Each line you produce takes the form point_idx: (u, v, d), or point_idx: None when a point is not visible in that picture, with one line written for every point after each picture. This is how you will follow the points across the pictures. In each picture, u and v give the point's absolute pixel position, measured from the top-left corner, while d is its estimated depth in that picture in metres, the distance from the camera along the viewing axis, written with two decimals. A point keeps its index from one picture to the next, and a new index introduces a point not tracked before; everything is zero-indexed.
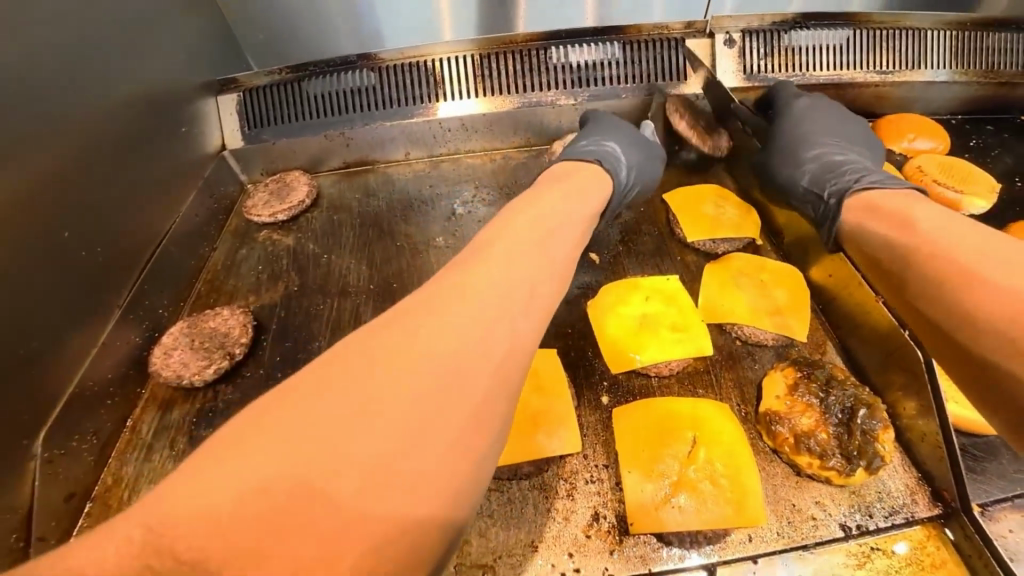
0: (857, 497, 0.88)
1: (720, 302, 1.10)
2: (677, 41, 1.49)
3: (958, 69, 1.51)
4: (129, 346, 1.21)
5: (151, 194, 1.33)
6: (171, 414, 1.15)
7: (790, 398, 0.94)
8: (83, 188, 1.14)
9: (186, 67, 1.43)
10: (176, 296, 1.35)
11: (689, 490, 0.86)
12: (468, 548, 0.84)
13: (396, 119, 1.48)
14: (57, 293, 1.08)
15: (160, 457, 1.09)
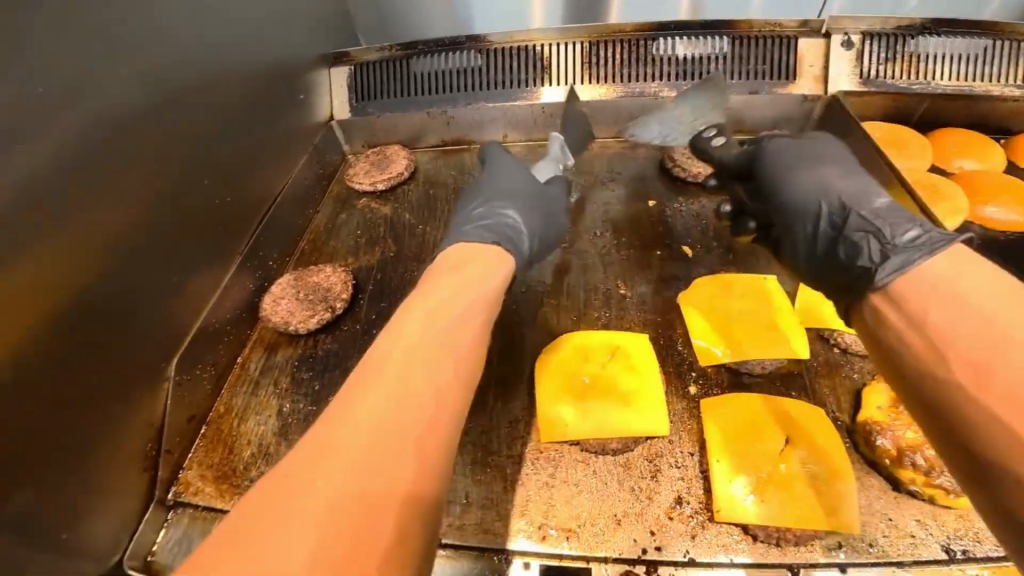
0: (963, 522, 0.83)
1: (821, 308, 1.09)
2: (790, 40, 1.44)
3: None
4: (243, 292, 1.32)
5: (271, 154, 1.44)
6: (276, 356, 1.24)
7: (893, 411, 0.92)
8: (218, 143, 1.26)
9: (307, 40, 1.54)
10: (282, 251, 1.45)
11: (778, 486, 0.85)
12: (552, 512, 0.87)
13: (501, 101, 1.54)
14: (192, 235, 1.19)
15: (266, 393, 1.18)
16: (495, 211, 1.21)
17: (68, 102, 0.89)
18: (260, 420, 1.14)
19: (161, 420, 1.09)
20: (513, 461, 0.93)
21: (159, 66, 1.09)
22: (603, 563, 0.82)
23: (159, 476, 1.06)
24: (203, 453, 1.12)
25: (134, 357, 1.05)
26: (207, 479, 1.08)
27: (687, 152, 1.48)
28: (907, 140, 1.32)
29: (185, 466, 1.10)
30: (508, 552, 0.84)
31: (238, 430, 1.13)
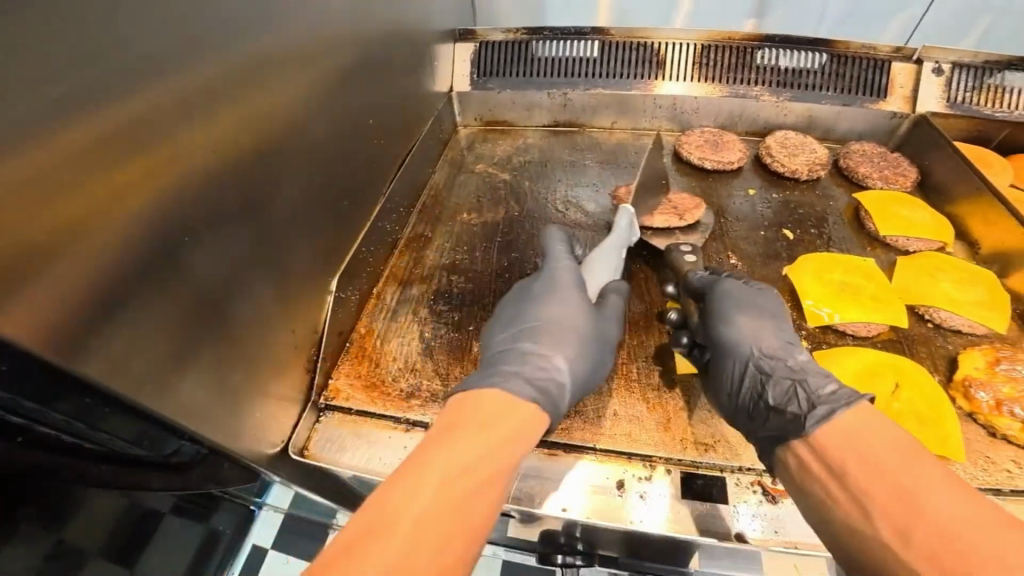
0: None
1: (918, 287, 1.22)
2: (886, 64, 1.58)
3: None
4: (383, 231, 1.40)
5: (407, 112, 1.53)
6: (411, 290, 1.32)
7: (990, 372, 1.04)
8: (374, 93, 1.35)
9: (442, 14, 1.64)
10: (409, 201, 1.53)
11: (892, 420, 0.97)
12: (692, 429, 1.00)
13: (616, 89, 1.67)
14: (350, 175, 1.28)
15: (404, 320, 1.27)
16: (543, 358, 0.89)
17: (289, 28, 0.98)
18: (403, 341, 1.22)
19: (322, 328, 1.17)
20: (649, 388, 1.06)
21: (344, 18, 1.17)
22: (737, 472, 0.95)
23: (315, 381, 1.12)
24: (349, 366, 1.19)
25: (308, 267, 1.12)
26: (354, 387, 1.15)
27: (782, 146, 1.60)
28: (993, 161, 1.49)
29: (333, 376, 1.17)
30: (653, 458, 0.97)
31: (381, 349, 1.22)
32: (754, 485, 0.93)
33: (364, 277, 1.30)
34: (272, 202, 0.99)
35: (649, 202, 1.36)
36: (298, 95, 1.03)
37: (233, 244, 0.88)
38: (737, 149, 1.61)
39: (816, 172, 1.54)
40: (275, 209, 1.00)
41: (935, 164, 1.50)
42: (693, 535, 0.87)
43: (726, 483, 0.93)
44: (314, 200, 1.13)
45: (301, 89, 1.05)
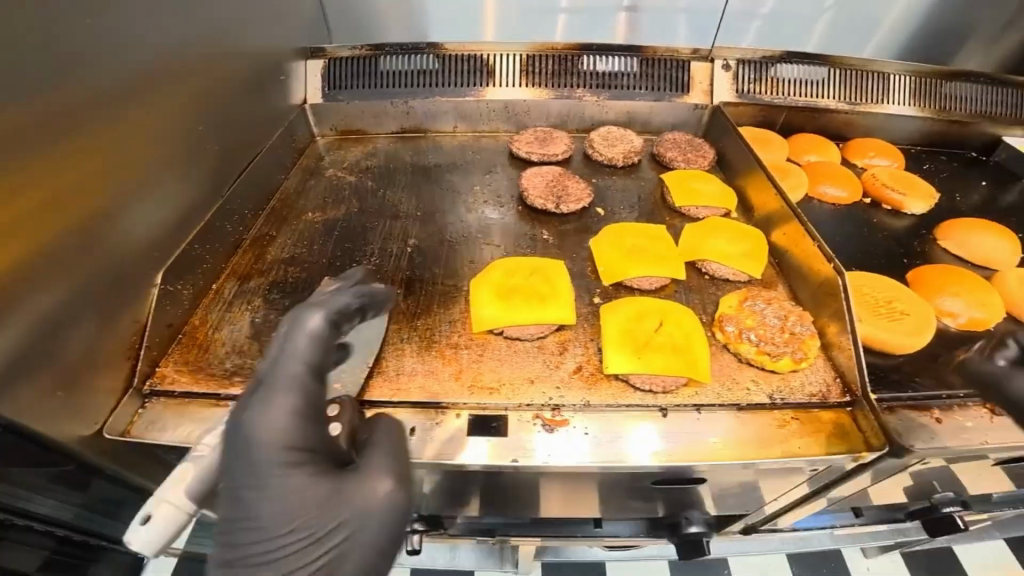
0: (784, 382, 1.12)
1: (698, 245, 1.37)
2: (685, 63, 1.81)
3: (915, 106, 1.91)
4: (223, 231, 1.35)
5: (255, 118, 1.53)
6: (248, 284, 1.29)
7: (740, 308, 1.22)
8: (222, 108, 1.37)
9: (288, 29, 1.67)
10: (256, 203, 1.49)
11: (650, 351, 1.09)
12: (479, 376, 1.10)
13: (452, 96, 1.80)
14: (186, 180, 1.24)
15: (241, 309, 1.23)
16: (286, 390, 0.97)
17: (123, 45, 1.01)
18: (235, 328, 1.20)
19: (147, 320, 1.09)
20: (451, 346, 1.16)
21: (183, 31, 1.20)
22: (518, 409, 1.05)
23: (139, 368, 1.05)
24: (178, 354, 1.13)
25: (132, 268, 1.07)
26: (184, 374, 1.10)
27: (604, 139, 1.72)
28: (772, 140, 1.80)
29: (160, 363, 1.10)
30: (443, 405, 1.06)
31: (212, 336, 1.18)
32: (533, 419, 1.04)
33: (202, 271, 1.25)
34: (96, 212, 0.96)
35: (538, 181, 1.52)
36: (131, 105, 1.03)
37: (48, 251, 0.86)
38: (564, 142, 1.71)
39: (632, 158, 1.69)
40: (103, 217, 0.98)
41: (728, 146, 1.73)
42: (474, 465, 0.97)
43: (509, 420, 1.04)
44: (143, 204, 1.09)
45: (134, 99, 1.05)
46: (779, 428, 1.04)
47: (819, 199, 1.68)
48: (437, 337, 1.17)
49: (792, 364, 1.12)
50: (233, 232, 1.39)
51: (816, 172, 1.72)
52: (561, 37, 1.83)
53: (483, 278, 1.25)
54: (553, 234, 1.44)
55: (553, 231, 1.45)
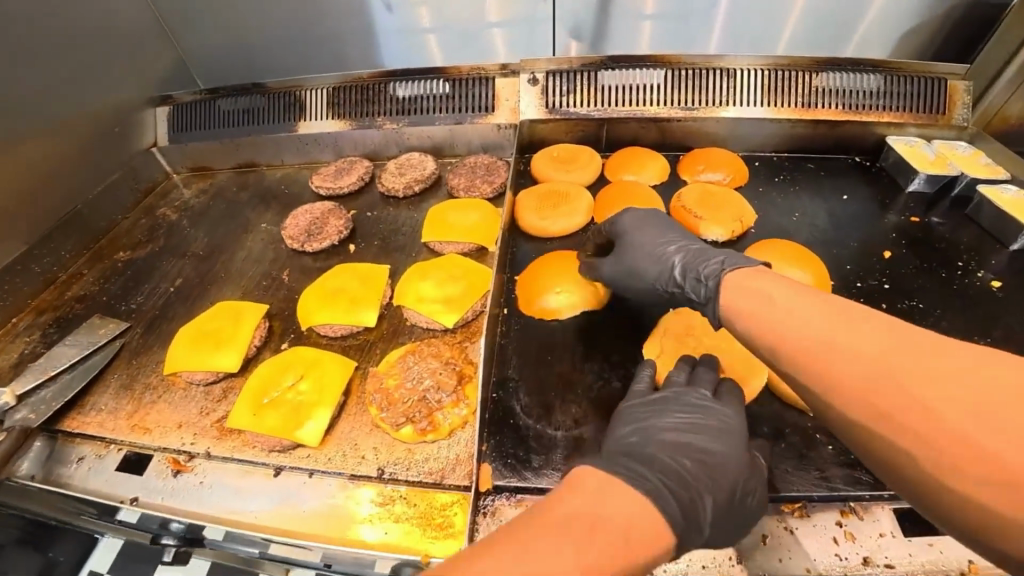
0: (407, 453, 1.05)
1: (406, 289, 1.32)
2: (489, 79, 1.74)
3: (770, 106, 1.68)
4: (30, 274, 1.58)
5: (84, 168, 1.73)
6: (39, 320, 1.53)
7: (394, 363, 1.16)
8: (36, 168, 1.58)
9: (130, 82, 1.85)
10: (79, 244, 1.71)
11: (271, 408, 1.13)
12: (145, 416, 1.24)
13: (266, 134, 1.87)
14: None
15: (21, 342, 1.47)
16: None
17: None
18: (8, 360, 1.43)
19: None
20: (143, 387, 1.30)
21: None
22: (161, 451, 1.17)
23: None
24: None
25: None
26: None
27: (397, 169, 1.74)
28: (582, 156, 1.67)
29: None
30: (108, 441, 1.21)
31: None
32: (167, 462, 1.14)
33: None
34: None
35: (301, 220, 1.58)
36: None
37: None
38: (358, 173, 1.75)
39: (412, 187, 1.68)
40: None
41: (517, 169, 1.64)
42: (97, 500, 1.10)
43: (152, 460, 1.16)
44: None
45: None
46: (376, 504, 1.00)
47: (610, 226, 1.50)
48: (136, 379, 1.32)
49: (416, 434, 1.05)
50: (47, 271, 1.62)
51: (615, 195, 1.54)
52: (371, 69, 1.80)
53: (191, 323, 1.36)
54: (295, 273, 1.49)
55: (294, 270, 1.50)
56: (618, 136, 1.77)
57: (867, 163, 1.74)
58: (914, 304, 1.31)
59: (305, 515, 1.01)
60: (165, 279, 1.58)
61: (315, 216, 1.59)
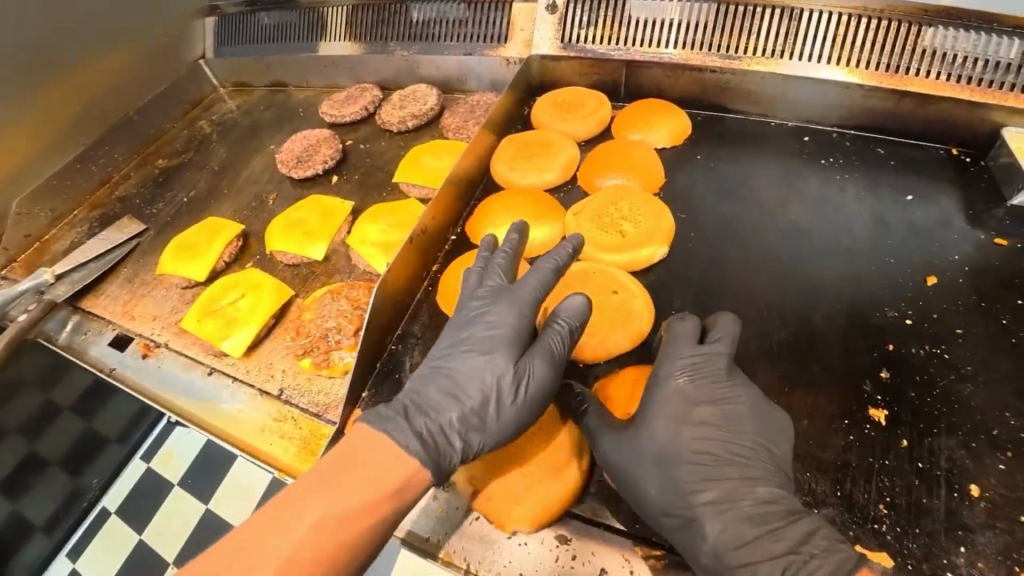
0: (306, 382, 1.11)
1: (359, 227, 1.29)
2: (505, 3, 1.52)
3: (839, 61, 1.31)
4: (89, 171, 1.83)
5: (133, 78, 1.90)
6: (94, 211, 1.79)
7: (317, 298, 1.18)
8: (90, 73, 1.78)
9: None
10: (130, 148, 1.92)
11: (212, 318, 1.23)
12: (133, 307, 1.42)
13: (291, 53, 1.87)
14: (48, 135, 1.72)
15: (76, 229, 1.75)
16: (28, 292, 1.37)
17: None
18: (64, 243, 1.71)
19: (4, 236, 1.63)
20: (141, 282, 1.48)
21: (25, 24, 1.61)
22: (139, 337, 1.35)
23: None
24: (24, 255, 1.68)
25: None
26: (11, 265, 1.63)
27: (399, 100, 1.63)
28: (585, 104, 1.45)
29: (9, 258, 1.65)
30: (107, 321, 1.41)
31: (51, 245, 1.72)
32: (140, 345, 1.32)
33: (62, 199, 1.76)
34: None
35: (295, 146, 1.60)
36: None
37: None
38: (363, 102, 1.68)
39: (406, 123, 1.57)
40: None
41: (513, 112, 1.49)
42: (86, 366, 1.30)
43: (131, 342, 1.34)
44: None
45: None
46: (271, 421, 1.08)
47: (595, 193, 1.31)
48: (139, 273, 1.50)
49: (313, 367, 1.10)
50: (106, 170, 1.87)
51: (608, 154, 1.33)
52: None
53: (183, 233, 1.49)
54: (279, 198, 1.55)
55: (280, 195, 1.55)
56: (641, 84, 1.51)
57: (964, 159, 1.34)
58: (937, 351, 1.02)
59: (218, 413, 1.12)
60: (184, 189, 1.73)
61: (309, 144, 1.59)
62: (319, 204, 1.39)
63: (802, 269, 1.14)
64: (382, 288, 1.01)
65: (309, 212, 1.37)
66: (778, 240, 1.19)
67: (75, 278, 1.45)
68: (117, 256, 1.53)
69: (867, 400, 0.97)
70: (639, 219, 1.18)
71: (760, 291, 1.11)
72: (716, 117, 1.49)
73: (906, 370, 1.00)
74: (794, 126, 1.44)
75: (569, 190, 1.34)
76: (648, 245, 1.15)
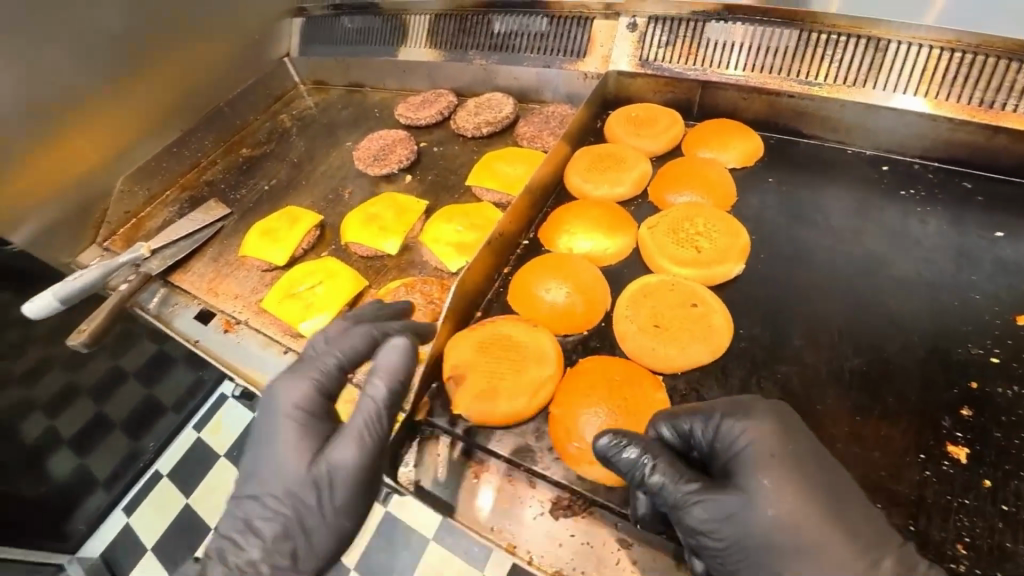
0: (375, 369, 1.17)
1: (432, 225, 1.35)
2: (588, 20, 1.55)
3: (926, 93, 1.28)
4: (182, 155, 1.97)
5: (224, 71, 2.04)
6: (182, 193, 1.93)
7: (393, 290, 1.25)
8: (190, 68, 1.93)
9: None
10: (218, 137, 2.06)
11: (290, 301, 1.31)
12: (217, 285, 1.52)
13: (371, 56, 1.96)
14: (149, 119, 1.86)
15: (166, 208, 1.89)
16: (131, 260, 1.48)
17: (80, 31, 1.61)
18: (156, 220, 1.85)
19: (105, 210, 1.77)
20: (225, 262, 1.59)
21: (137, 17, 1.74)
22: (221, 313, 1.44)
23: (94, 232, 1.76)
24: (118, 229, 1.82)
25: (98, 178, 1.75)
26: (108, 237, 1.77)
27: (475, 107, 1.70)
28: (659, 121, 1.47)
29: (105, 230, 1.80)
30: (192, 296, 1.52)
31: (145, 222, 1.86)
32: (222, 321, 1.42)
33: (157, 180, 1.91)
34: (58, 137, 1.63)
35: (373, 144, 1.68)
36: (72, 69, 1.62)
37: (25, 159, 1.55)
38: (440, 106, 1.75)
39: (480, 129, 1.63)
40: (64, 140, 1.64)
41: (587, 125, 1.53)
42: (175, 334, 1.42)
43: (213, 317, 1.44)
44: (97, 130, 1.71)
45: (90, 77, 1.67)
46: (340, 402, 1.14)
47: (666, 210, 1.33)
48: (223, 254, 1.61)
49: None
50: (195, 155, 2.01)
51: (681, 172, 1.35)
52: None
53: (266, 219, 1.59)
54: (355, 193, 1.63)
55: (356, 189, 1.63)
56: (716, 104, 1.52)
57: None
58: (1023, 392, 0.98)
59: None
60: (266, 177, 1.84)
61: (386, 143, 1.66)
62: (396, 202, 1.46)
63: (877, 299, 1.13)
64: (458, 286, 1.06)
65: (388, 207, 1.44)
66: (851, 268, 1.18)
67: (171, 253, 1.57)
68: (203, 235, 1.64)
69: (946, 437, 0.94)
70: (714, 236, 1.20)
71: (831, 316, 1.10)
72: (792, 142, 1.47)
73: (988, 409, 0.97)
74: (875, 155, 1.41)
75: (639, 205, 1.36)
76: (723, 262, 1.16)
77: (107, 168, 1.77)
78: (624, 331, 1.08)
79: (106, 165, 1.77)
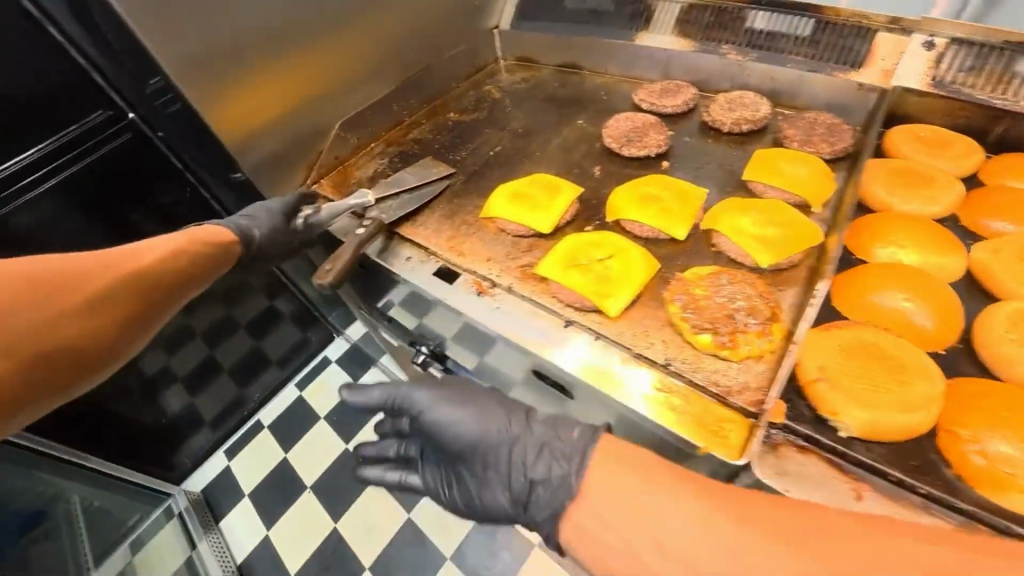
0: (694, 356, 1.11)
1: (726, 215, 1.32)
2: (871, 32, 1.49)
3: None
4: (392, 110, 1.96)
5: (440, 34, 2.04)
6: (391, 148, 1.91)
7: (704, 278, 1.21)
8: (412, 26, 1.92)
9: None
10: (423, 98, 2.05)
11: (574, 272, 1.24)
12: (459, 243, 1.45)
13: (601, 40, 1.95)
14: (368, 68, 1.85)
15: (376, 161, 1.88)
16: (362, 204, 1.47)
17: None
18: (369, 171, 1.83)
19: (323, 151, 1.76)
20: (462, 222, 1.52)
21: None
22: (470, 274, 1.36)
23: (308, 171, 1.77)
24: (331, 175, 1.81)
25: (317, 117, 1.76)
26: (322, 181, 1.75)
27: (728, 103, 1.68)
28: (955, 144, 1.42)
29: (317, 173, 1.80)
30: (434, 252, 1.45)
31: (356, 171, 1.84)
32: (475, 283, 1.33)
33: (367, 130, 1.91)
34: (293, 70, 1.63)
35: (622, 126, 1.64)
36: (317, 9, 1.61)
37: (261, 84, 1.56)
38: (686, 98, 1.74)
39: (740, 126, 1.61)
40: (297, 74, 1.65)
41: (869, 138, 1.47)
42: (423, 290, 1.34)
43: (461, 277, 1.36)
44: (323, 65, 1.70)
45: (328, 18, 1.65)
46: (656, 388, 1.06)
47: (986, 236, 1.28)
48: (461, 213, 1.56)
49: (708, 343, 1.10)
50: (402, 112, 2.00)
51: (997, 198, 1.29)
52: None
53: (512, 182, 1.53)
54: (604, 171, 1.58)
55: (606, 168, 1.59)
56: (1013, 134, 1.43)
57: None
58: None
59: (590, 368, 1.10)
60: (488, 144, 1.81)
61: (637, 127, 1.63)
62: (672, 187, 1.41)
63: None
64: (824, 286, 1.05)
65: (666, 191, 1.40)
66: None
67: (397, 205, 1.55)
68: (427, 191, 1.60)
69: None
70: None
71: None
72: None
73: None
74: None
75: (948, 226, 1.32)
76: None
77: (324, 109, 1.78)
78: (1008, 354, 1.04)
79: (325, 105, 1.77)
